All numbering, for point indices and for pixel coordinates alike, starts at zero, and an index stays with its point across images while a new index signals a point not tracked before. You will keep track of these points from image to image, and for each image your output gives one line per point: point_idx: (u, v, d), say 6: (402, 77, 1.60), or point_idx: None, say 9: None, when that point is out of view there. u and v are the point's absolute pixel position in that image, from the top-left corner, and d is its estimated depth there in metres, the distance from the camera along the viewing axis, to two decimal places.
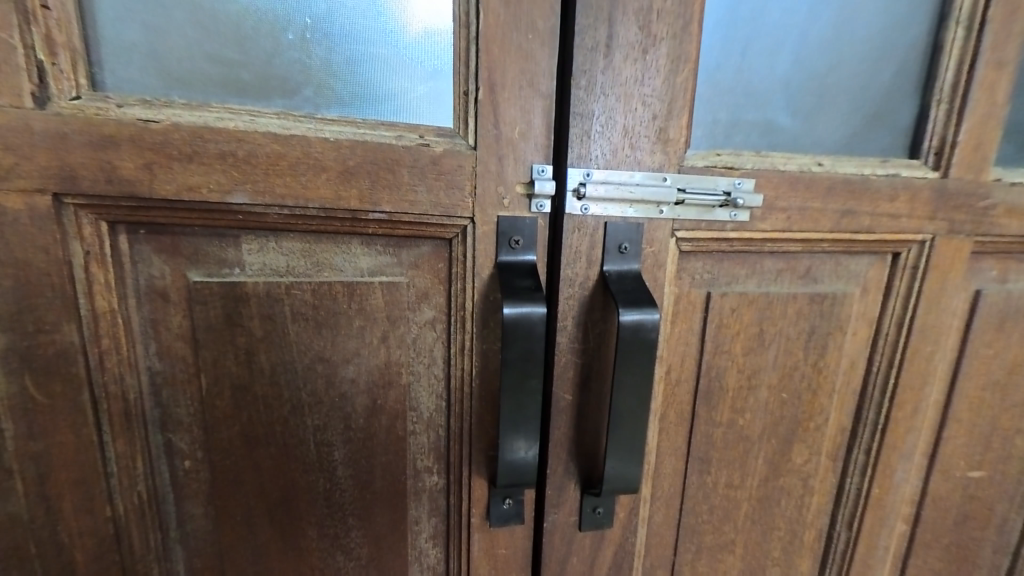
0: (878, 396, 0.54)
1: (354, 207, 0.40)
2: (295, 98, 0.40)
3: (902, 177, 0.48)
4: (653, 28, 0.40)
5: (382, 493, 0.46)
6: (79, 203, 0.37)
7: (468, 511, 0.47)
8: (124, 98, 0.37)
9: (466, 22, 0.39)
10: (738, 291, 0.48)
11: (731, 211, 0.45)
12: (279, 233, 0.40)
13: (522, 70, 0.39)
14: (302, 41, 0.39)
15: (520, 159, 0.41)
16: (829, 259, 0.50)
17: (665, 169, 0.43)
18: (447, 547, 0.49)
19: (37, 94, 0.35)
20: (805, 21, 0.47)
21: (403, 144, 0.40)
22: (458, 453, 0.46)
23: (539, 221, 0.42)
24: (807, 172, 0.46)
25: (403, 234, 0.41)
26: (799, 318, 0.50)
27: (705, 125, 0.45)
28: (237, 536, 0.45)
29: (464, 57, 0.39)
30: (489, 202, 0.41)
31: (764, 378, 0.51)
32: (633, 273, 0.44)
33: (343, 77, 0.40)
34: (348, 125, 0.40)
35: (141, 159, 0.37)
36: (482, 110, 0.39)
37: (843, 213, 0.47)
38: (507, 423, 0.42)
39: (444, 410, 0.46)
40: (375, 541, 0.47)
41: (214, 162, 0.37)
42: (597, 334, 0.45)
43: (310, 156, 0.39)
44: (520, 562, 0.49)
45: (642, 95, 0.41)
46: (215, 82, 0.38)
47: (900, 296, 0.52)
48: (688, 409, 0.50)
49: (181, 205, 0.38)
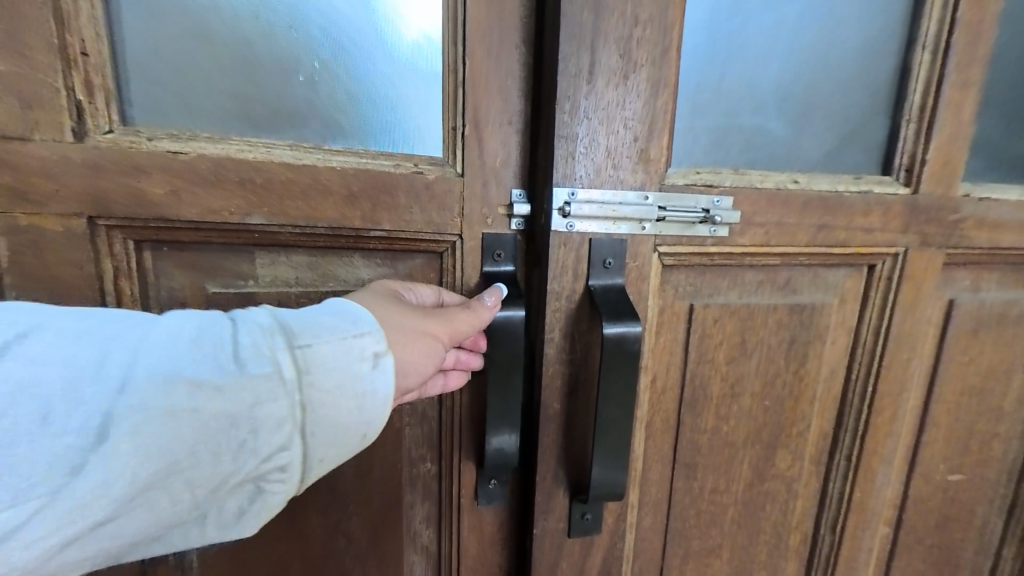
0: (858, 402, 0.56)
1: (356, 226, 0.42)
2: (305, 132, 0.42)
3: (874, 193, 0.50)
4: (632, 55, 0.42)
5: (380, 480, 0.48)
6: (111, 224, 0.38)
7: (459, 493, 0.49)
8: (152, 131, 0.39)
9: (455, 68, 0.42)
10: (720, 302, 0.50)
11: (710, 227, 0.47)
12: (289, 248, 0.42)
13: (503, 109, 0.43)
14: (312, 80, 0.41)
15: (502, 184, 0.44)
16: (807, 272, 0.52)
17: (647, 188, 0.45)
18: (440, 528, 0.50)
19: (76, 128, 0.36)
20: (781, 45, 0.49)
21: (401, 172, 0.42)
22: (449, 443, 0.48)
23: (518, 237, 0.45)
24: (784, 188, 0.48)
25: (402, 248, 0.43)
26: (779, 327, 0.52)
27: (685, 146, 0.48)
28: (240, 529, 0.46)
29: (453, 97, 0.42)
30: (476, 221, 0.43)
31: (747, 387, 0.53)
32: (617, 287, 0.46)
33: (350, 112, 0.43)
34: (352, 155, 0.42)
35: (169, 186, 0.38)
36: (469, 144, 0.42)
37: (819, 227, 0.50)
38: (495, 414, 0.44)
39: (435, 403, 0.48)
40: (374, 527, 0.49)
41: (234, 189, 0.39)
42: (583, 344, 0.46)
43: (319, 184, 0.40)
44: (505, 536, 0.52)
45: (623, 118, 0.43)
46: (232, 118, 0.40)
47: (877, 306, 0.54)
48: (674, 417, 0.52)
49: (204, 225, 0.39)
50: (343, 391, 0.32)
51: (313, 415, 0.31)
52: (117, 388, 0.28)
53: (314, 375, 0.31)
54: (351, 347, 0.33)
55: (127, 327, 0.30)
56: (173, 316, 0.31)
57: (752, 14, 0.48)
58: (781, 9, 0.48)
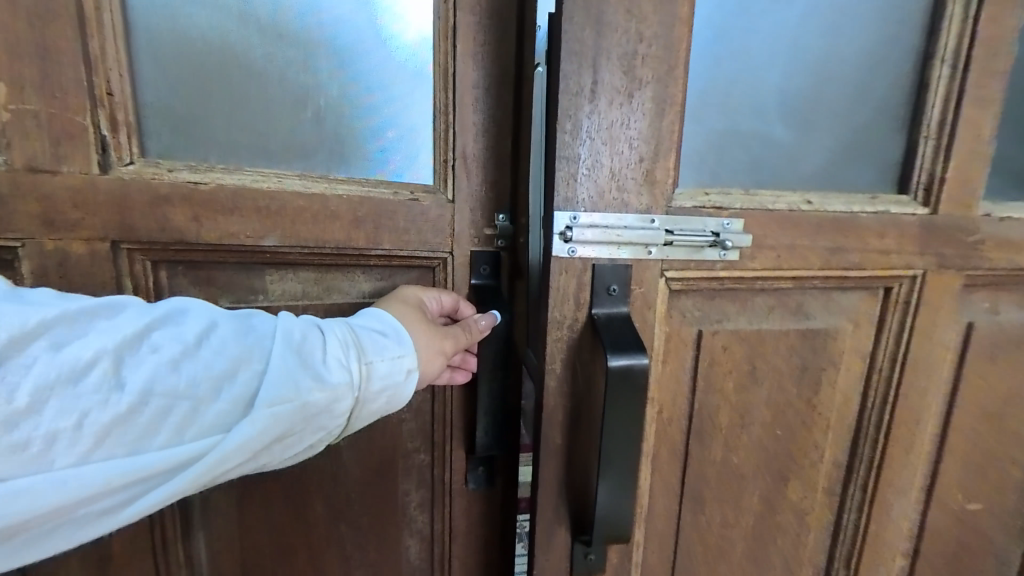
0: (873, 430, 0.54)
1: (360, 245, 0.48)
2: (311, 162, 0.48)
3: (890, 213, 0.48)
4: (638, 73, 0.40)
5: (379, 470, 0.54)
6: (132, 247, 0.42)
7: (449, 477, 0.56)
8: (171, 162, 0.43)
9: (447, 110, 0.49)
10: (729, 329, 0.48)
11: (720, 251, 0.44)
12: (297, 265, 0.48)
13: (488, 144, 0.50)
14: (317, 117, 0.47)
15: (486, 207, 0.51)
16: (820, 295, 0.50)
17: (653, 211, 0.42)
18: (433, 512, 0.57)
19: (101, 161, 0.41)
20: (791, 60, 0.47)
21: (400, 199, 0.48)
22: (441, 433, 0.55)
23: (501, 253, 0.52)
24: (796, 210, 0.46)
25: (399, 263, 0.50)
26: (791, 354, 0.49)
27: (691, 165, 0.46)
28: (255, 516, 0.51)
29: (445, 134, 0.49)
30: (464, 240, 0.51)
31: (757, 416, 0.50)
32: (621, 315, 0.43)
33: (352, 145, 0.49)
34: (355, 184, 0.48)
35: (190, 213, 0.43)
36: (457, 175, 0.50)
37: (833, 250, 0.47)
38: (487, 406, 0.54)
39: (430, 399, 0.54)
40: (373, 513, 0.55)
41: (250, 214, 0.44)
42: (585, 375, 0.44)
43: (327, 209, 0.46)
44: (492, 518, 0.59)
45: (629, 138, 0.40)
46: (245, 150, 0.46)
47: (893, 330, 0.51)
48: (681, 448, 0.49)
49: (222, 247, 0.44)
50: (397, 383, 0.41)
51: (369, 405, 0.40)
52: (249, 369, 0.35)
53: (378, 371, 0.40)
54: (396, 363, 0.40)
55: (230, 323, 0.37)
56: (284, 317, 0.39)
57: (757, 29, 0.46)
58: (789, 23, 0.47)
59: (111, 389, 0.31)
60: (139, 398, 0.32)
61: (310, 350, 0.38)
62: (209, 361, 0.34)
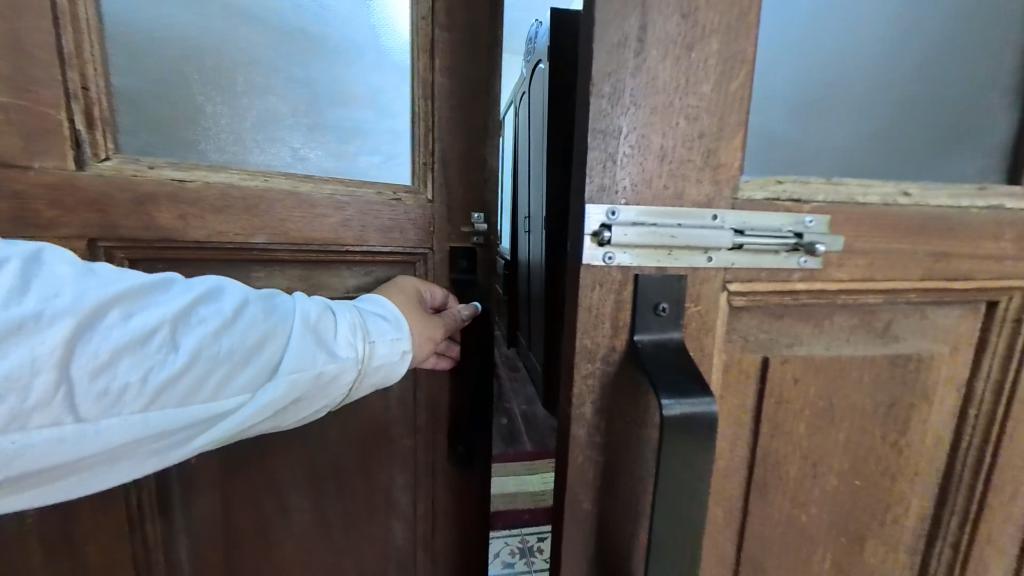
0: (969, 477, 0.43)
1: (346, 243, 0.53)
2: (288, 158, 0.55)
3: (1007, 209, 0.38)
4: (699, 16, 0.30)
5: (363, 460, 0.60)
6: (113, 246, 0.43)
7: (431, 459, 0.63)
8: (152, 159, 0.45)
9: (419, 115, 0.56)
10: (804, 355, 0.38)
11: (801, 258, 0.35)
12: (285, 263, 0.52)
13: (456, 150, 0.57)
14: (292, 119, 0.55)
15: (463, 209, 0.57)
16: (913, 312, 0.39)
17: (714, 204, 0.32)
18: (416, 492, 0.63)
19: (78, 156, 0.41)
20: (839, 28, 0.41)
21: (382, 199, 0.54)
22: (424, 419, 0.61)
23: (477, 250, 0.59)
24: (893, 205, 0.36)
25: (380, 260, 0.55)
26: (876, 387, 0.39)
27: (757, 153, 0.36)
28: (244, 511, 0.55)
29: (418, 137, 0.56)
30: (443, 237, 0.57)
31: (832, 464, 0.40)
32: (672, 343, 0.33)
33: (324, 145, 0.57)
34: (338, 183, 0.53)
35: (176, 211, 0.45)
36: (433, 177, 0.56)
37: (934, 258, 0.37)
38: (474, 398, 0.59)
39: (411, 388, 0.60)
40: (360, 497, 0.61)
41: (237, 212, 0.48)
42: (623, 424, 0.34)
43: (313, 208, 0.51)
44: (473, 496, 0.65)
45: (685, 103, 0.31)
46: (229, 150, 0.52)
47: (999, 352, 0.41)
48: (739, 508, 0.39)
49: (207, 245, 0.47)
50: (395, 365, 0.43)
51: (366, 379, 0.42)
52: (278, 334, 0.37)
53: (387, 351, 0.43)
54: (395, 344, 0.43)
55: (259, 296, 0.39)
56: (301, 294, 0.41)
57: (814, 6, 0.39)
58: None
59: (167, 351, 0.32)
60: (187, 361, 0.33)
61: (324, 330, 0.39)
62: (248, 331, 0.36)
